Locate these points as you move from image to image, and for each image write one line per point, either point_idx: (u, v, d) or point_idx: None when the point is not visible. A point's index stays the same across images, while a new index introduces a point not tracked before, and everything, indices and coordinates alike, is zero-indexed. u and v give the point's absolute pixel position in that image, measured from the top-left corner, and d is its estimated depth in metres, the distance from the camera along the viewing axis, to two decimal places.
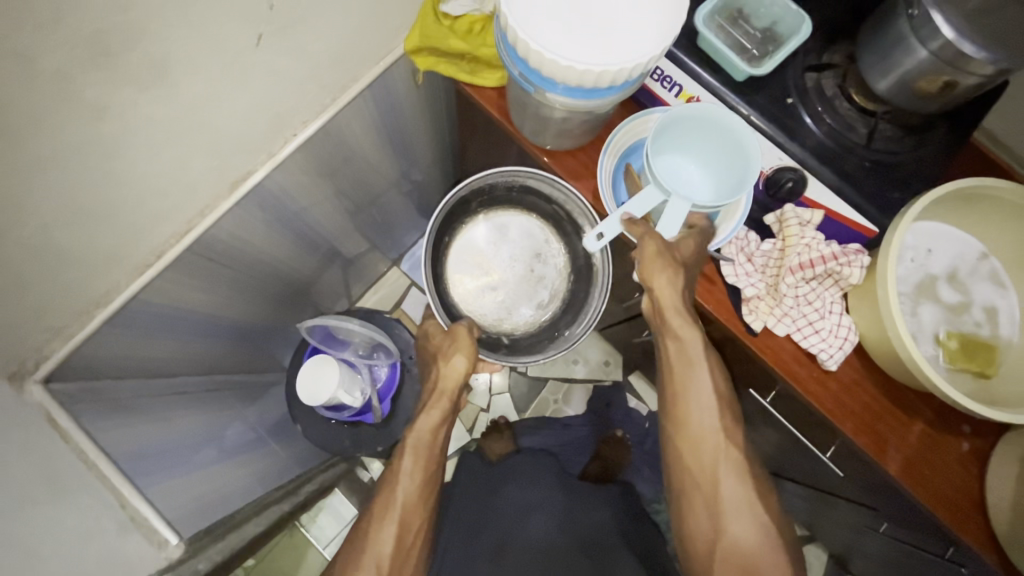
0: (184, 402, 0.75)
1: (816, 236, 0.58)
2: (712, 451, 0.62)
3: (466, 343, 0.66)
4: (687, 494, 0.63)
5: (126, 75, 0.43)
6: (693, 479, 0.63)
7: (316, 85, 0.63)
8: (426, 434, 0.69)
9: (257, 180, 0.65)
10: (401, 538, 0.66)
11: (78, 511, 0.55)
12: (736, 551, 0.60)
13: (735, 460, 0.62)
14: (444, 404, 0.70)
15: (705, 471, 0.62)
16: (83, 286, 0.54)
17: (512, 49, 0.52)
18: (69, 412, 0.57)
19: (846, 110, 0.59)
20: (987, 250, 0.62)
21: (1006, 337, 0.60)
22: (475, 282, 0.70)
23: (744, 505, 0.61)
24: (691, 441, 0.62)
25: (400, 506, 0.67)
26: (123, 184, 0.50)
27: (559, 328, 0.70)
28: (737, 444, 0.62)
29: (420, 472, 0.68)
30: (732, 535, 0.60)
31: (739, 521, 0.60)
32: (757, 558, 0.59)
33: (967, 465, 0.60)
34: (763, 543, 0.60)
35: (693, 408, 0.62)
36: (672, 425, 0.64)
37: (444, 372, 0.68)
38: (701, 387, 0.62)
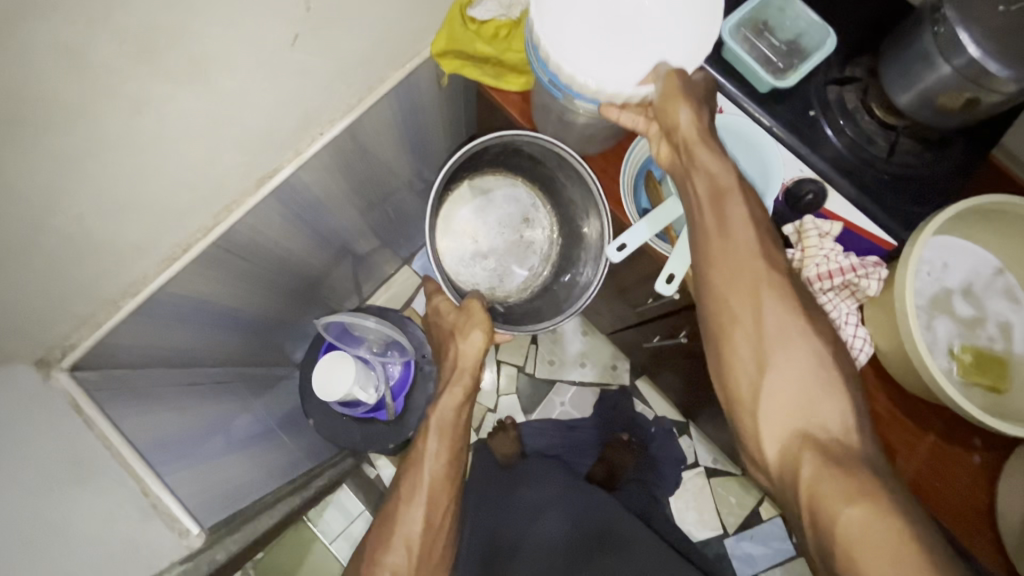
0: (198, 394, 0.75)
1: (834, 248, 0.58)
2: (756, 278, 0.52)
3: (482, 319, 0.69)
4: (727, 344, 0.53)
5: (166, 71, 0.44)
6: (729, 308, 0.53)
7: (345, 86, 0.64)
8: (450, 411, 0.71)
9: (283, 176, 0.66)
10: (429, 520, 0.66)
11: (101, 497, 0.56)
12: (789, 397, 0.49)
13: (780, 288, 0.52)
14: (466, 380, 0.71)
15: (743, 298, 0.52)
16: (112, 275, 0.55)
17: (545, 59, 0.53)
18: (93, 401, 0.58)
19: (867, 123, 0.60)
20: (1001, 265, 0.62)
21: (1019, 353, 0.61)
22: (464, 250, 0.77)
23: (797, 339, 0.50)
24: (727, 270, 0.53)
25: (427, 486, 0.67)
26: (156, 176, 0.51)
27: (552, 287, 0.77)
28: (781, 271, 0.53)
29: (446, 452, 0.69)
30: (784, 372, 0.50)
31: (786, 352, 0.50)
32: (814, 397, 0.49)
33: (977, 478, 0.61)
34: (820, 375, 0.49)
35: (727, 236, 0.53)
36: (705, 262, 0.54)
37: (461, 350, 0.70)
38: (735, 205, 0.53)
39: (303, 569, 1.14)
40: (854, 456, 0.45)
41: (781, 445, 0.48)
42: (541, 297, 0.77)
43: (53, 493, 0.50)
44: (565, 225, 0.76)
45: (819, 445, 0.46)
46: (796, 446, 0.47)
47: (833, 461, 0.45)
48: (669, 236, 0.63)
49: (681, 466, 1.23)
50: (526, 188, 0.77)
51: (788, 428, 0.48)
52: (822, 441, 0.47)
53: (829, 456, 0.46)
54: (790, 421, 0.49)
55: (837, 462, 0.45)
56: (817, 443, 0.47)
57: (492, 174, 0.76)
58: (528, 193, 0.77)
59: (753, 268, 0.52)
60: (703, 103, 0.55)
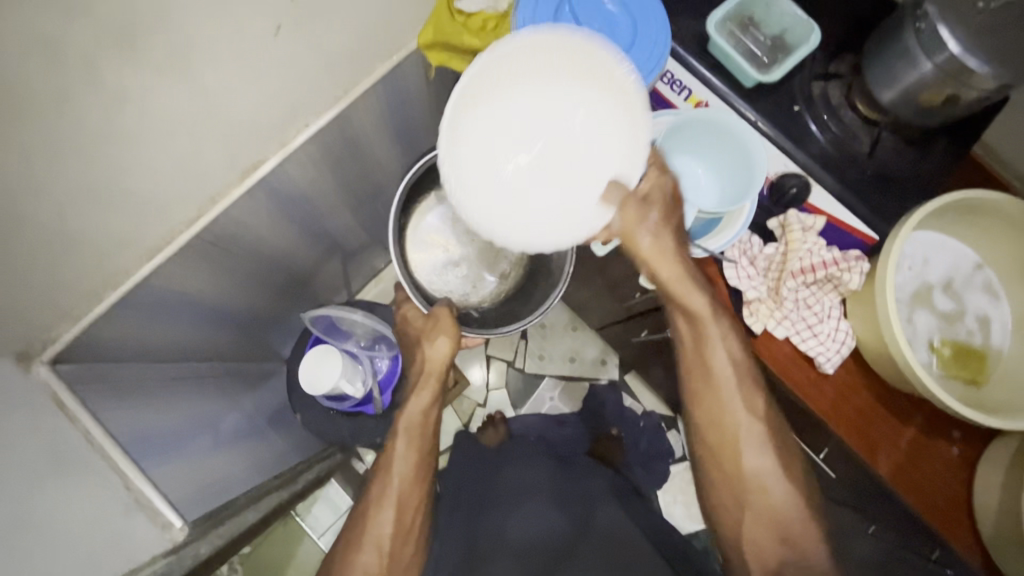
0: (183, 388, 0.75)
1: (818, 242, 0.59)
2: (734, 417, 0.63)
3: (449, 325, 0.68)
4: (717, 472, 0.65)
5: (148, 61, 0.43)
6: (714, 449, 0.65)
7: (331, 77, 0.63)
8: (417, 416, 0.71)
9: (268, 168, 0.65)
10: (400, 519, 0.68)
11: (82, 491, 0.55)
12: (769, 520, 0.63)
13: (758, 433, 0.63)
14: (433, 384, 0.70)
15: (728, 444, 0.64)
16: (94, 269, 0.55)
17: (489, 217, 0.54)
18: (75, 393, 0.58)
19: (851, 119, 0.61)
20: (981, 261, 0.63)
21: (997, 346, 0.62)
22: (436, 259, 0.77)
23: (767, 465, 0.63)
24: (715, 421, 0.64)
25: (396, 491, 0.68)
26: (137, 169, 0.50)
27: (527, 284, 0.76)
28: (759, 413, 0.63)
29: (413, 454, 0.70)
30: (758, 507, 0.63)
31: (761, 488, 0.63)
32: (785, 518, 0.63)
33: (955, 469, 0.62)
34: (791, 507, 0.63)
35: (714, 387, 0.62)
36: (695, 406, 0.64)
37: (427, 354, 0.69)
38: (719, 353, 0.61)
39: (292, 563, 1.14)
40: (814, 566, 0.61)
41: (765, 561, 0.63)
42: (516, 297, 0.77)
43: (33, 484, 0.49)
44: None
45: (786, 563, 0.62)
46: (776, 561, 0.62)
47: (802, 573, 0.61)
48: None
49: (669, 460, 1.25)
50: None
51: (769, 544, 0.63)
52: (792, 554, 0.62)
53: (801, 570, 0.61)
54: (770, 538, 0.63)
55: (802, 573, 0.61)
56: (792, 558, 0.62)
57: None
58: None
59: (733, 411, 0.62)
60: (670, 229, 0.58)
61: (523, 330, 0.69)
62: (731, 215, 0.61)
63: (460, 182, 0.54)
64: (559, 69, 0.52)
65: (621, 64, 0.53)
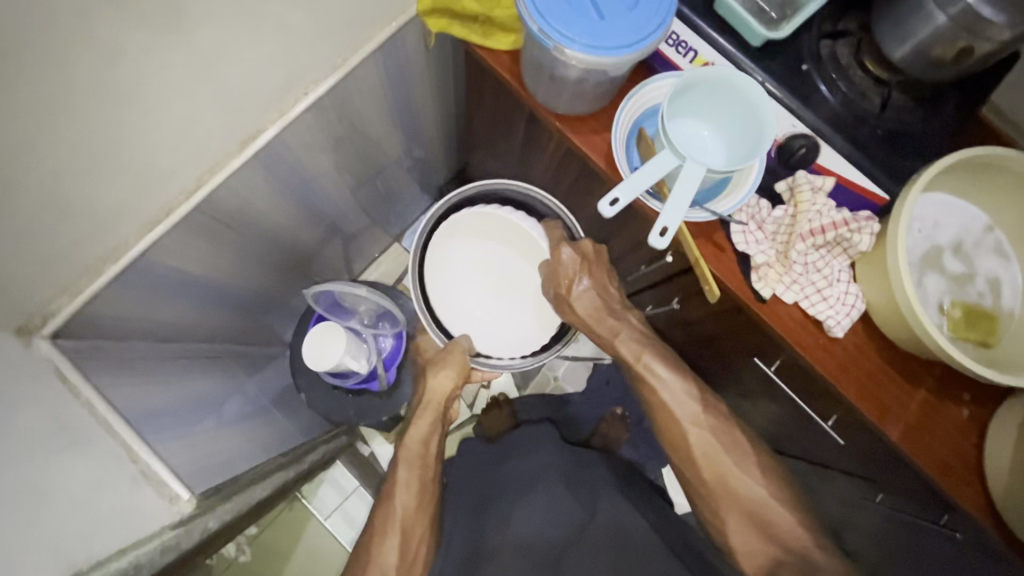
0: (185, 367, 0.74)
1: (827, 203, 0.59)
2: (698, 431, 0.70)
3: (457, 359, 0.80)
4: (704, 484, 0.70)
5: (142, 18, 0.42)
6: (689, 474, 0.72)
7: (329, 43, 0.62)
8: (418, 443, 0.79)
9: (267, 139, 0.64)
10: (405, 546, 0.71)
11: (87, 464, 0.54)
12: (753, 528, 0.67)
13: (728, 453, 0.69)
14: (433, 413, 0.81)
15: (702, 466, 0.70)
16: (93, 239, 0.54)
17: (478, 332, 0.82)
18: (78, 368, 0.57)
19: (860, 78, 0.60)
20: (991, 222, 0.63)
21: (1008, 308, 0.61)
22: (451, 302, 0.82)
23: (738, 473, 0.68)
24: (679, 446, 0.71)
25: (400, 517, 0.73)
26: (134, 134, 0.49)
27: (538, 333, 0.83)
28: (722, 435, 0.70)
29: (415, 481, 0.76)
30: (740, 528, 0.68)
31: (740, 505, 0.68)
32: (774, 528, 0.66)
33: (966, 431, 0.61)
34: (779, 521, 0.66)
35: (669, 410, 0.72)
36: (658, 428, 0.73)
37: (433, 385, 0.81)
38: (657, 380, 0.73)
39: (298, 546, 1.14)
40: (819, 567, 0.62)
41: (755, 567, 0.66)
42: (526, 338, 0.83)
43: (35, 456, 0.49)
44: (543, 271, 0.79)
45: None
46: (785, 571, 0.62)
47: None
48: (662, 194, 0.62)
49: None
50: (503, 239, 0.82)
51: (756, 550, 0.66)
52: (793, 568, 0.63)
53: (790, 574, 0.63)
54: (756, 541, 0.66)
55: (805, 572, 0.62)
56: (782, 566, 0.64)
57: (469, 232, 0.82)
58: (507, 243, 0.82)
59: (686, 429, 0.71)
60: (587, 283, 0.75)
61: (533, 366, 0.84)
62: (741, 175, 0.61)
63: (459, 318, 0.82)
64: (494, 236, 0.82)
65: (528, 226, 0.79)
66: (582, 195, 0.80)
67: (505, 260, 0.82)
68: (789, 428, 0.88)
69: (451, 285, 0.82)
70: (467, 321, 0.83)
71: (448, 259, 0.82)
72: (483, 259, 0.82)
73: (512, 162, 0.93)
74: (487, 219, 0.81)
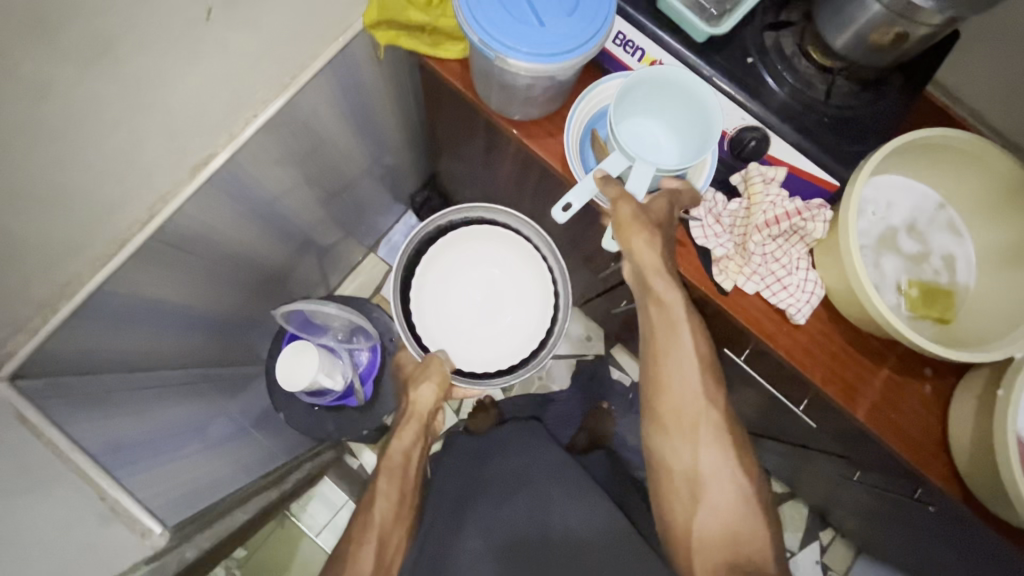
0: (159, 396, 0.73)
1: (780, 193, 0.59)
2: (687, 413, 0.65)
3: (437, 372, 0.76)
4: (667, 458, 0.67)
5: (71, 50, 0.42)
6: (674, 461, 0.67)
7: (272, 61, 0.61)
8: (400, 455, 0.79)
9: (220, 162, 0.63)
10: (380, 559, 0.74)
11: (48, 503, 0.54)
12: (717, 502, 0.65)
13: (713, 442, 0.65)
14: (416, 426, 0.79)
15: (685, 440, 0.65)
16: (43, 278, 0.53)
17: (472, 348, 0.79)
18: (41, 409, 0.56)
19: (806, 67, 0.61)
20: (943, 200, 0.64)
21: (963, 283, 0.63)
22: (439, 318, 0.79)
23: (712, 463, 0.65)
24: (676, 418, 0.65)
25: (377, 530, 0.75)
26: (75, 168, 0.48)
27: (534, 346, 0.78)
28: (717, 418, 0.65)
29: (394, 494, 0.78)
30: (709, 511, 0.65)
31: (717, 480, 0.65)
32: (734, 521, 0.65)
33: (929, 405, 0.63)
34: (737, 506, 0.65)
35: (676, 377, 0.65)
36: (655, 388, 0.66)
37: (415, 398, 0.78)
38: (682, 345, 0.63)
39: (292, 565, 1.13)
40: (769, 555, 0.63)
41: (706, 551, 0.65)
42: (520, 352, 0.78)
43: None
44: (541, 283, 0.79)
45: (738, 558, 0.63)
46: (726, 551, 0.64)
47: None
48: None
49: None
50: (498, 253, 0.80)
51: (714, 530, 0.65)
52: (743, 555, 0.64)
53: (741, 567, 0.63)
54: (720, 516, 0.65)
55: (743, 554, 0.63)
56: (730, 543, 0.64)
57: (461, 246, 0.79)
58: (501, 256, 0.80)
59: (693, 400, 0.65)
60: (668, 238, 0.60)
61: (508, 386, 0.77)
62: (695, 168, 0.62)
63: (453, 333, 0.79)
64: (492, 248, 0.80)
65: (526, 238, 0.79)
66: (546, 197, 0.80)
67: (503, 271, 0.80)
68: (769, 413, 0.89)
69: (444, 298, 0.79)
70: (461, 336, 0.79)
71: (437, 274, 0.79)
72: (475, 274, 0.80)
73: (477, 167, 0.93)
74: (483, 237, 0.79)
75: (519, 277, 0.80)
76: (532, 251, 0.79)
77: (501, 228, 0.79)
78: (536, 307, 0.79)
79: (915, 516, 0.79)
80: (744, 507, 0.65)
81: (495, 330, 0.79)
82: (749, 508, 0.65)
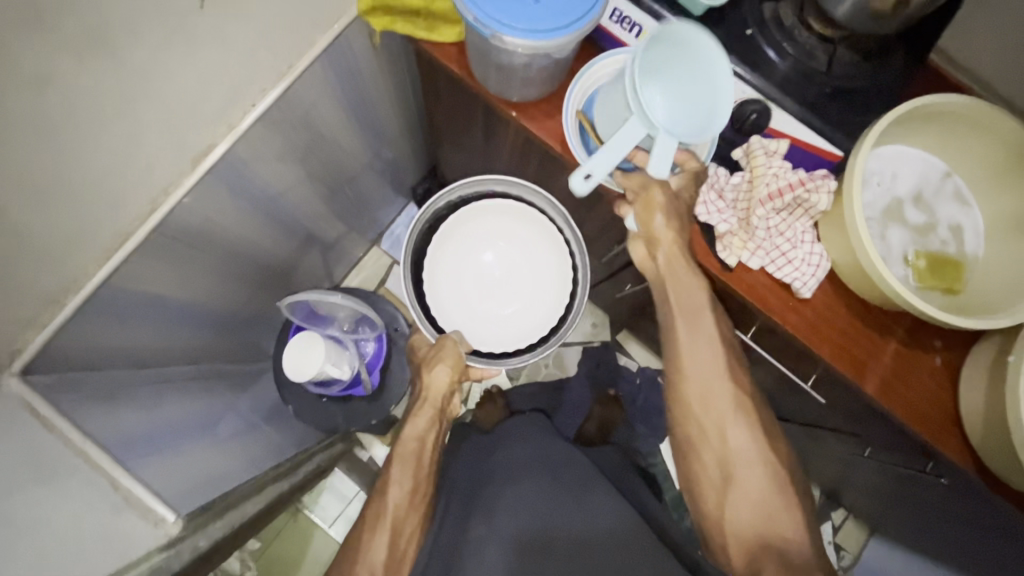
0: (167, 390, 0.74)
1: (782, 165, 0.58)
2: (721, 405, 0.65)
3: (450, 354, 0.77)
4: (694, 452, 0.67)
5: (66, 43, 0.42)
6: (701, 454, 0.66)
7: (269, 50, 0.61)
8: (414, 441, 0.80)
9: (219, 154, 0.63)
10: (393, 546, 0.74)
11: (64, 494, 0.55)
12: (749, 495, 0.64)
13: (745, 436, 0.65)
14: (430, 410, 0.80)
15: (710, 430, 0.65)
16: (49, 274, 0.53)
17: (486, 329, 0.80)
18: (50, 403, 0.57)
19: (806, 37, 0.60)
20: (950, 170, 0.63)
21: (972, 253, 0.62)
22: (451, 299, 0.80)
23: (743, 457, 0.65)
24: (702, 408, 0.66)
25: (391, 514, 0.76)
26: (77, 161, 0.49)
27: (549, 326, 0.79)
28: (748, 412, 0.65)
29: (408, 481, 0.78)
30: (739, 505, 0.64)
31: (748, 474, 0.64)
32: (768, 516, 0.63)
33: (939, 378, 0.62)
34: (773, 501, 0.63)
35: (696, 364, 0.65)
36: (677, 376, 0.66)
37: (429, 381, 0.79)
38: (704, 329, 0.64)
39: (305, 559, 1.13)
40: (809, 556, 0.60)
41: (740, 545, 0.63)
42: (536, 331, 0.79)
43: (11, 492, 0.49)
44: (557, 256, 0.79)
45: (774, 553, 0.60)
46: (757, 545, 0.62)
47: (786, 564, 0.59)
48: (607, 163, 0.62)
49: None
50: (511, 226, 0.79)
51: (747, 517, 0.63)
52: (778, 550, 0.61)
53: (778, 554, 0.60)
54: (754, 513, 0.63)
55: (780, 549, 0.61)
56: (766, 530, 0.62)
57: (472, 223, 0.79)
58: (514, 231, 0.79)
59: (718, 387, 0.65)
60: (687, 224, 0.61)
61: (525, 365, 0.78)
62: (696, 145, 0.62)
63: (466, 314, 0.80)
64: (507, 221, 0.79)
65: (539, 212, 0.78)
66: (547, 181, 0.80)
67: (517, 246, 0.79)
68: (779, 393, 0.88)
69: (457, 276, 0.80)
70: (473, 318, 0.80)
71: (449, 254, 0.79)
72: (489, 250, 0.80)
73: (478, 155, 0.93)
74: (494, 212, 0.79)
75: (534, 252, 0.79)
76: (547, 224, 0.78)
77: (514, 202, 0.78)
78: (552, 282, 0.79)
79: (928, 492, 0.78)
80: (780, 494, 0.64)
81: (510, 308, 0.79)
82: (786, 503, 0.63)
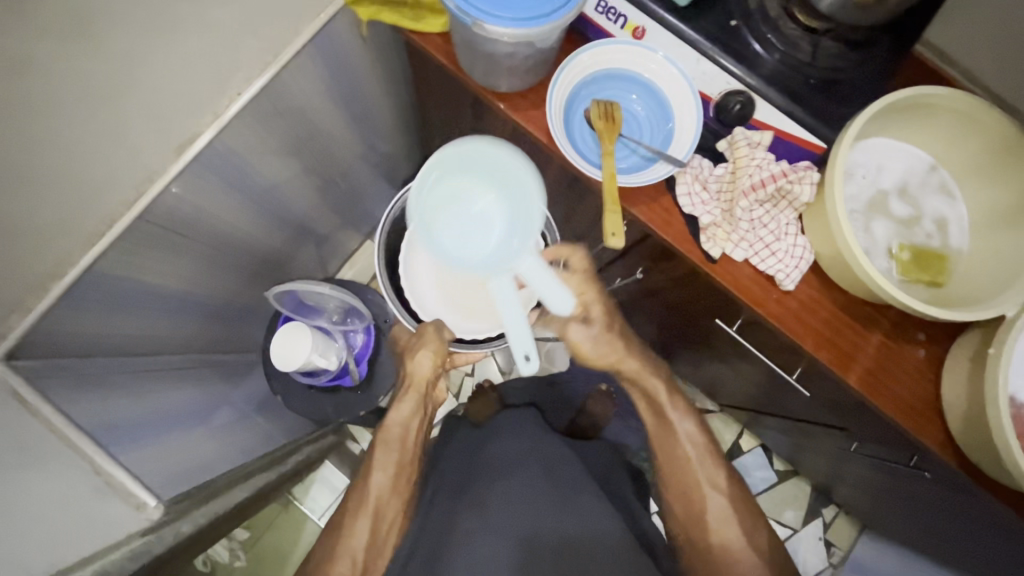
0: (155, 379, 0.74)
1: (766, 157, 0.59)
2: (705, 495, 0.75)
3: (432, 339, 0.78)
4: (693, 545, 0.74)
5: (44, 24, 0.42)
6: (699, 548, 0.74)
7: (255, 39, 0.61)
8: (398, 427, 0.79)
9: (204, 143, 0.63)
10: (374, 531, 0.76)
11: (46, 478, 0.55)
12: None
13: (735, 524, 0.73)
14: (415, 396, 0.79)
15: (698, 520, 0.74)
16: (30, 260, 0.53)
17: (467, 315, 0.82)
18: (35, 387, 0.57)
19: (791, 30, 0.61)
20: (935, 162, 0.63)
21: (956, 246, 0.62)
22: (431, 289, 0.82)
23: (736, 546, 0.72)
24: (685, 499, 0.76)
25: (373, 501, 0.77)
26: (57, 145, 0.49)
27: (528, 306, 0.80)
28: (730, 501, 0.74)
29: (390, 468, 0.78)
30: None
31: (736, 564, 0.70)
32: None
33: (922, 370, 0.62)
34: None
35: (675, 460, 0.77)
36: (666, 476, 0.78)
37: (413, 368, 0.78)
38: (674, 428, 0.77)
39: (296, 550, 1.14)
40: None
41: None
42: None
43: None
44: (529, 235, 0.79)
45: None
46: None
47: None
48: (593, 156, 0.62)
49: None
50: None
51: None
52: None
53: None
54: None
55: None
56: None
57: None
58: None
59: (699, 480, 0.75)
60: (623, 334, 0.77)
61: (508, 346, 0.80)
62: (679, 136, 0.63)
63: (447, 304, 0.82)
64: None
65: None
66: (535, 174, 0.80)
67: None
68: (766, 388, 0.88)
69: (431, 270, 0.82)
70: (453, 307, 0.82)
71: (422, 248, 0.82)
72: None
73: None
74: None
75: None
76: None
77: None
78: None
79: (915, 487, 0.78)
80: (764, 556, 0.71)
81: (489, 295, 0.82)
82: None
